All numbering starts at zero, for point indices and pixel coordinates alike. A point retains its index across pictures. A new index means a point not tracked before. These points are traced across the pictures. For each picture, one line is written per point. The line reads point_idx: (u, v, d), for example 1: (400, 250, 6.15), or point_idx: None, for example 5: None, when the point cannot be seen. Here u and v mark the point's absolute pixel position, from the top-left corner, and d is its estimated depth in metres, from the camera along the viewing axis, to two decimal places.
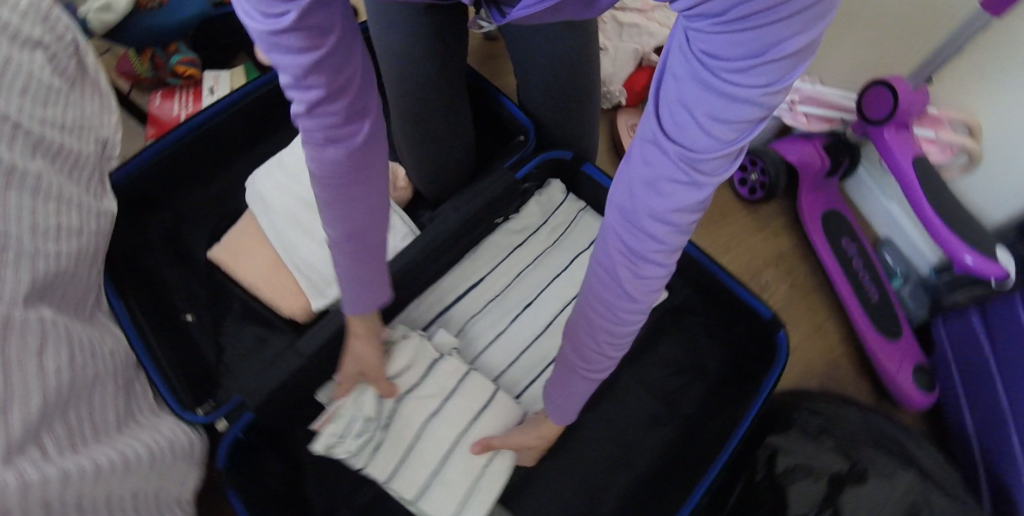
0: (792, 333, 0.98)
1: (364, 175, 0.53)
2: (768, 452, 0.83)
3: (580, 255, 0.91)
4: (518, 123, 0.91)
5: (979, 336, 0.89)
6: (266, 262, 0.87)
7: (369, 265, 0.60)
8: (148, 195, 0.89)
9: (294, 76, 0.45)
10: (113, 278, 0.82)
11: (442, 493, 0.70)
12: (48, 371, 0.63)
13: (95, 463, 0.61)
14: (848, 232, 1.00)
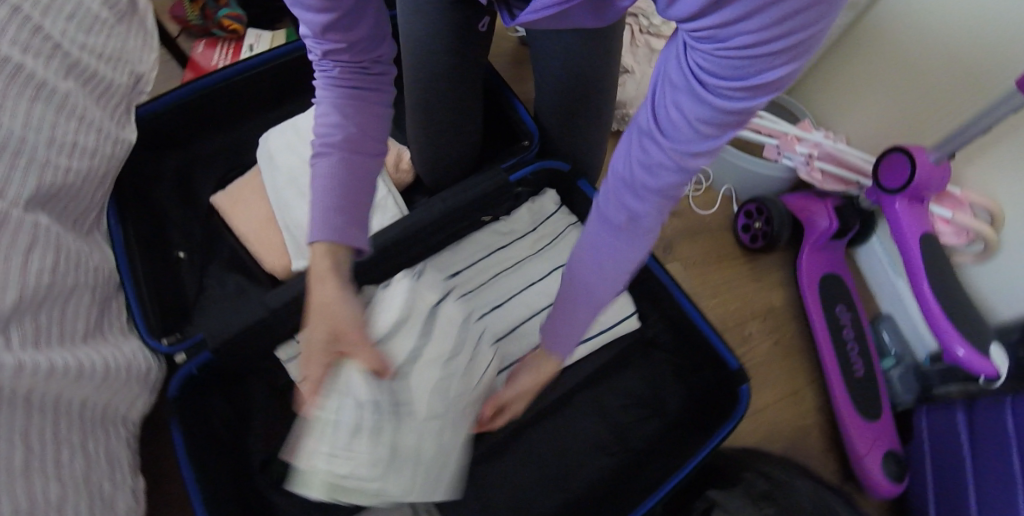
0: (766, 391, 0.94)
1: (364, 121, 0.58)
2: (706, 505, 0.78)
3: (560, 267, 0.90)
4: (525, 128, 0.93)
5: (960, 433, 0.84)
6: (260, 215, 0.91)
7: (352, 205, 0.58)
8: (169, 132, 0.95)
9: (311, 29, 0.52)
10: (118, 202, 0.87)
11: None
12: (29, 270, 0.68)
13: (50, 364, 0.65)
14: (845, 300, 0.96)
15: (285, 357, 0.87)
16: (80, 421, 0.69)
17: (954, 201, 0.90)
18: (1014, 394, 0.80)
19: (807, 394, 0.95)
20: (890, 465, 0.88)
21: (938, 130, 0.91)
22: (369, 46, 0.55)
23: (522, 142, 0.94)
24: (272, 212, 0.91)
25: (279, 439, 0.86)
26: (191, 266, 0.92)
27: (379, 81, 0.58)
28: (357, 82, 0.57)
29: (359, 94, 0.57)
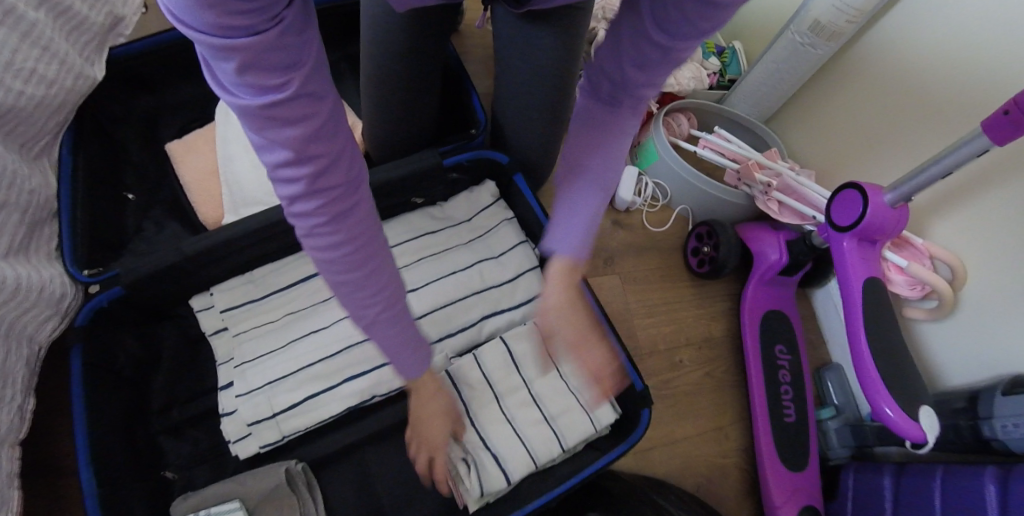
0: (688, 423, 0.89)
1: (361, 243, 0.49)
2: None
3: (481, 261, 0.91)
4: (476, 117, 0.94)
5: (884, 499, 0.77)
6: (206, 167, 0.93)
7: (402, 329, 0.57)
8: (137, 75, 0.99)
9: (289, 156, 0.41)
10: (76, 133, 0.90)
11: (262, 400, 0.83)
12: None
13: None
14: (785, 340, 0.91)
15: (199, 307, 0.89)
16: None
17: (913, 254, 0.84)
18: (945, 467, 0.73)
19: (731, 433, 0.89)
20: None
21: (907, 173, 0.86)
22: (346, 165, 0.46)
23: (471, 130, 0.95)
24: (217, 165, 0.93)
25: (183, 385, 0.87)
26: (135, 207, 0.95)
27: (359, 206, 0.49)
28: (354, 220, 0.48)
29: (352, 224, 0.48)
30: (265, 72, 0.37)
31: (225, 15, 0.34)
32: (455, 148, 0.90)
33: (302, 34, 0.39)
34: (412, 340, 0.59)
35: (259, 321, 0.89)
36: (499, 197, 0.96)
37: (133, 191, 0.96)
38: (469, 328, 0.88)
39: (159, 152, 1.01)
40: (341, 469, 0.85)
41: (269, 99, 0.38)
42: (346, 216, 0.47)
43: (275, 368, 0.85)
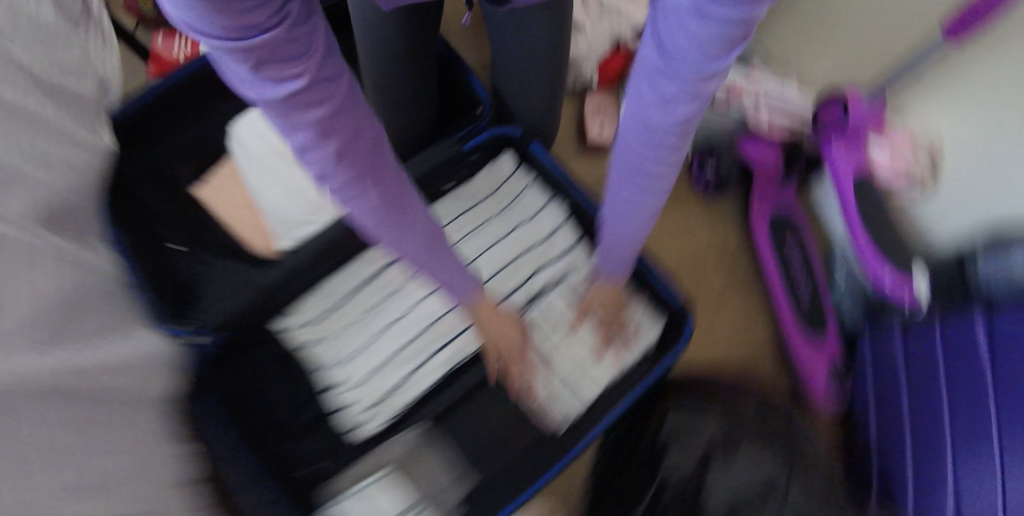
0: (725, 321, 1.04)
1: (380, 187, 0.51)
2: (661, 412, 0.95)
3: (516, 228, 1.06)
4: (479, 97, 1.05)
5: (896, 352, 0.89)
6: (240, 201, 1.08)
7: (424, 239, 0.64)
8: (143, 131, 1.08)
9: (313, 131, 0.40)
10: (113, 205, 0.99)
11: (365, 391, 0.99)
12: (44, 280, 0.74)
13: (83, 365, 0.73)
14: (793, 231, 1.06)
15: (280, 327, 1.00)
16: (111, 406, 0.77)
17: (902, 139, 0.94)
18: (941, 313, 0.84)
19: (763, 322, 1.04)
20: (833, 380, 0.96)
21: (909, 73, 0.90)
22: (364, 118, 0.45)
23: (477, 109, 1.07)
24: (250, 199, 1.08)
25: (287, 396, 0.99)
26: (189, 257, 1.02)
27: (376, 150, 0.48)
28: (378, 173, 0.50)
29: (372, 168, 0.49)
30: (280, 63, 0.34)
31: (239, 17, 0.30)
32: (467, 133, 1.04)
33: (311, 18, 0.34)
34: (432, 244, 0.66)
35: (344, 321, 1.02)
36: (518, 165, 1.07)
37: (177, 241, 1.03)
38: (521, 287, 1.04)
39: (188, 198, 1.09)
40: (443, 430, 0.99)
41: (287, 91, 0.36)
42: (368, 165, 0.48)
43: (375, 358, 1.00)
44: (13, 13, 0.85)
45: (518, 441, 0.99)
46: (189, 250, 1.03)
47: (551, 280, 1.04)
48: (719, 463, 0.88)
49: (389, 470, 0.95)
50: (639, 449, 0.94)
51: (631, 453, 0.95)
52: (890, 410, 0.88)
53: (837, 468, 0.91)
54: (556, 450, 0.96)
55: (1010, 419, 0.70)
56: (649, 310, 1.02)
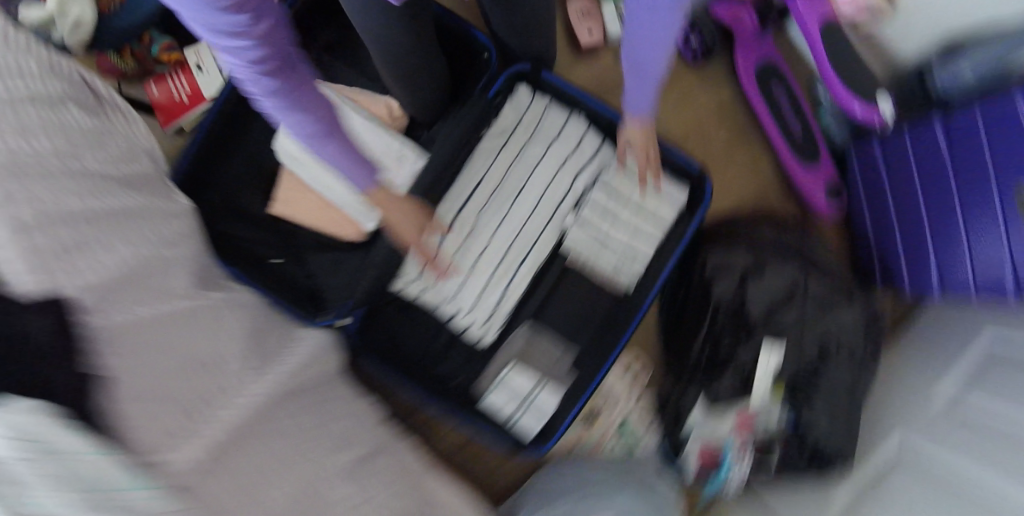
0: (733, 168, 1.32)
1: (281, 82, 0.69)
2: (703, 259, 1.22)
3: (549, 147, 1.30)
4: (482, 43, 1.27)
5: (877, 158, 1.18)
6: (318, 204, 1.32)
7: (318, 122, 0.82)
8: (205, 177, 1.36)
9: (235, 33, 0.59)
10: (225, 257, 1.31)
11: (478, 312, 1.29)
12: (229, 325, 1.06)
13: (288, 370, 1.07)
14: (776, 76, 1.29)
15: (399, 287, 1.28)
16: (314, 390, 1.11)
17: None
18: (909, 124, 1.13)
19: (762, 158, 1.32)
20: (831, 193, 1.25)
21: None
22: (277, 32, 0.63)
23: (484, 54, 1.29)
24: (324, 199, 1.32)
25: (421, 337, 1.30)
26: (292, 262, 1.34)
27: (284, 54, 0.67)
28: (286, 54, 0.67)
29: (279, 68, 0.67)
30: None
31: None
32: (486, 82, 1.28)
33: None
34: (326, 130, 0.85)
35: (440, 270, 1.28)
36: (535, 92, 1.29)
37: (277, 255, 1.34)
38: (569, 193, 1.30)
39: (276, 220, 1.36)
40: (545, 318, 1.31)
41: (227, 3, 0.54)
42: (277, 66, 0.67)
43: (475, 291, 1.29)
44: (66, 133, 1.06)
45: (597, 313, 1.29)
46: (287, 261, 1.34)
47: (590, 179, 1.29)
48: (754, 283, 1.17)
49: (513, 364, 1.28)
50: (693, 290, 1.23)
51: (685, 297, 1.25)
52: (878, 202, 1.18)
53: (841, 260, 1.23)
54: (628, 313, 1.26)
55: (970, 202, 1.02)
56: (676, 181, 1.27)
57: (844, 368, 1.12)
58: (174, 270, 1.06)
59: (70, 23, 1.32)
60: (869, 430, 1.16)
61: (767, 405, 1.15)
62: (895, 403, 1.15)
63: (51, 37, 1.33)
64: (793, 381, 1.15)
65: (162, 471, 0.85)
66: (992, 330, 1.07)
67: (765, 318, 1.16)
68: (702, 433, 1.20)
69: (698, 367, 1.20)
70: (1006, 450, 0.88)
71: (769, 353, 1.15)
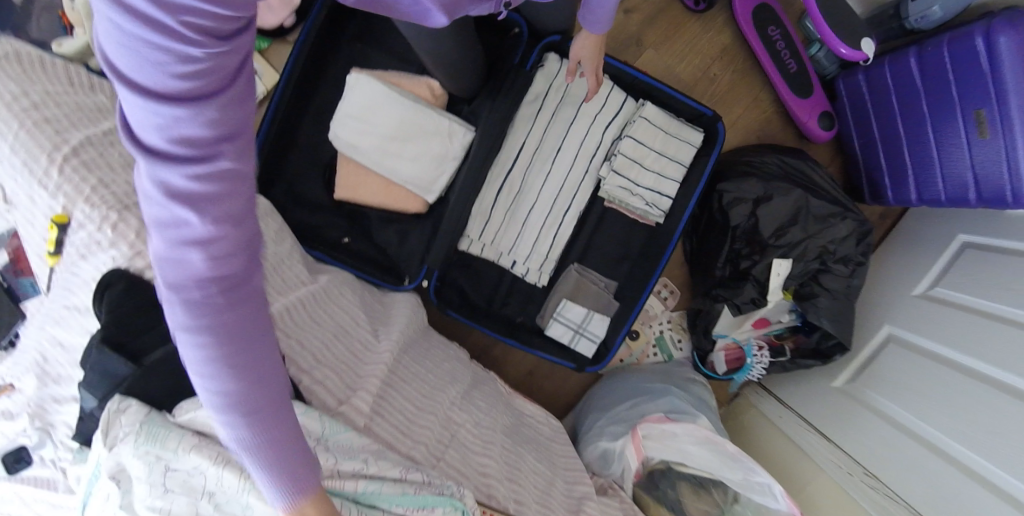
0: (740, 107, 1.52)
1: (232, 286, 0.58)
2: (719, 193, 1.45)
3: (579, 107, 1.50)
4: (514, 22, 1.46)
5: (861, 88, 1.39)
6: (384, 188, 1.49)
7: (239, 357, 0.60)
8: (272, 173, 1.52)
9: (172, 141, 0.52)
10: (311, 244, 1.51)
11: (535, 257, 1.54)
12: (340, 309, 1.33)
13: (395, 338, 1.35)
14: (773, 21, 1.43)
15: (466, 246, 1.55)
16: (414, 345, 1.41)
17: None
18: (887, 57, 1.32)
19: (763, 95, 1.51)
20: (824, 121, 1.45)
21: None
22: (227, 196, 0.55)
23: (515, 29, 1.48)
24: (388, 181, 1.49)
25: (483, 285, 1.59)
26: (360, 239, 1.55)
27: (238, 253, 0.57)
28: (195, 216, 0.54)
29: (229, 255, 0.57)
30: (223, 62, 0.52)
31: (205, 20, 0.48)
32: (521, 56, 1.47)
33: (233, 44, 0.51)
34: (251, 375, 0.61)
35: (497, 227, 1.54)
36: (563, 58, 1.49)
37: (346, 234, 1.54)
38: (600, 146, 1.52)
39: (343, 205, 1.54)
40: (587, 257, 1.60)
41: (174, 64, 0.49)
42: (222, 250, 0.56)
43: (530, 239, 1.54)
44: None
45: (633, 243, 1.58)
46: (355, 239, 1.55)
47: (617, 131, 1.52)
48: (765, 210, 1.39)
49: (566, 300, 1.55)
50: (715, 218, 1.47)
51: (709, 225, 1.50)
52: (864, 124, 1.41)
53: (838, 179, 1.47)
54: (659, 245, 1.53)
55: (938, 124, 1.24)
56: (691, 126, 1.50)
57: (841, 274, 1.39)
58: (288, 263, 1.33)
59: None
60: (864, 313, 1.46)
61: (779, 308, 1.49)
62: (885, 289, 1.43)
63: (90, 63, 1.42)
64: (800, 289, 1.43)
65: (349, 418, 1.15)
66: (962, 231, 1.31)
67: (774, 236, 1.39)
68: (728, 337, 1.52)
69: (721, 280, 1.47)
70: (962, 337, 1.18)
71: (779, 266, 1.39)
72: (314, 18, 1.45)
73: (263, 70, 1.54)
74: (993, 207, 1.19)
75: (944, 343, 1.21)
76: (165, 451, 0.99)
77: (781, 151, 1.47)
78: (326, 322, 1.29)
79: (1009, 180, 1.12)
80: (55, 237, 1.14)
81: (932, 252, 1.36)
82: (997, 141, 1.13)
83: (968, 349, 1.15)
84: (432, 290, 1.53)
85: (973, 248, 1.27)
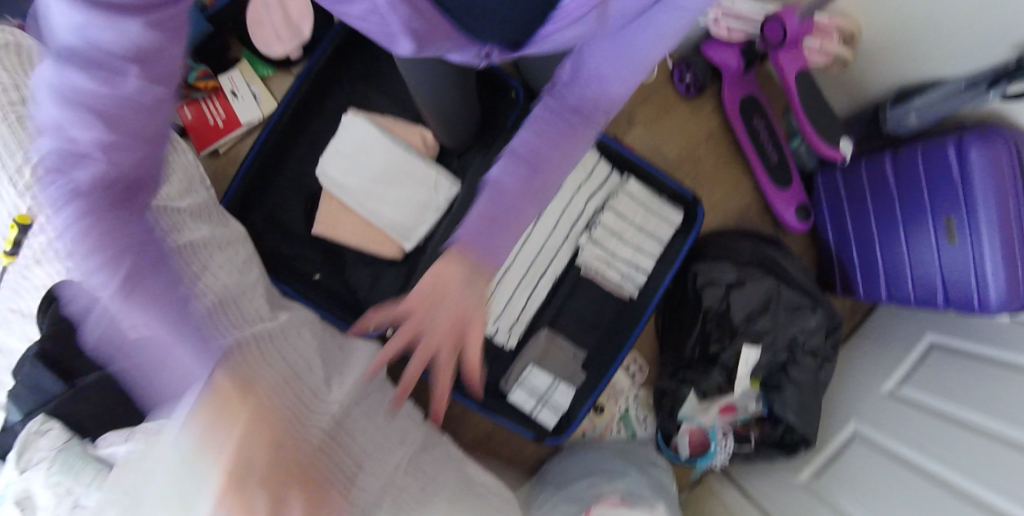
0: (721, 189, 1.55)
1: (139, 170, 0.57)
2: (693, 274, 1.45)
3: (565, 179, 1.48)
4: (512, 85, 1.51)
5: (838, 185, 1.42)
6: (362, 228, 1.49)
7: (136, 290, 0.59)
8: (250, 200, 1.51)
9: (81, 51, 0.45)
10: (279, 278, 1.49)
11: (507, 317, 1.51)
12: (299, 349, 1.28)
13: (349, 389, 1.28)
14: (759, 112, 1.48)
15: None
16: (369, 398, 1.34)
17: (827, 32, 1.30)
18: (863, 158, 1.36)
19: (744, 181, 1.55)
20: (800, 214, 1.47)
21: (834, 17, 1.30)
22: (132, 107, 0.51)
23: (511, 93, 1.53)
24: (368, 222, 1.49)
25: None
26: (332, 279, 1.52)
27: (145, 144, 0.56)
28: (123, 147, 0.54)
29: (133, 148, 0.54)
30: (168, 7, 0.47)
31: None
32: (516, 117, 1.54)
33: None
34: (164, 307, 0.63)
35: None
36: None
37: (316, 272, 1.52)
38: (580, 215, 1.52)
39: (319, 240, 1.53)
40: (563, 323, 1.57)
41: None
42: (124, 144, 0.53)
43: (504, 300, 1.49)
44: None
45: (608, 309, 1.57)
46: (327, 275, 1.52)
47: (599, 204, 1.52)
48: (738, 294, 1.39)
49: (533, 365, 1.50)
50: (686, 296, 1.46)
51: (681, 303, 1.48)
52: (840, 219, 1.43)
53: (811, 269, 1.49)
54: (629, 317, 1.56)
55: (910, 227, 1.26)
56: (670, 204, 1.52)
57: (809, 367, 1.38)
58: (249, 295, 1.29)
59: None
60: (829, 409, 1.43)
61: (746, 395, 1.44)
62: (853, 388, 1.40)
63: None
64: (766, 378, 1.43)
65: None
66: (928, 330, 1.32)
67: (744, 322, 1.39)
68: (693, 420, 1.47)
69: (689, 361, 1.44)
70: (921, 438, 1.16)
71: (747, 354, 1.39)
72: (317, 58, 1.51)
73: (261, 96, 1.54)
74: (960, 312, 1.22)
75: (908, 444, 1.17)
76: (79, 484, 0.90)
77: (758, 238, 1.48)
78: (280, 364, 1.20)
79: (976, 289, 1.15)
80: (15, 237, 1.08)
81: (897, 351, 1.37)
82: (966, 249, 1.16)
83: (926, 450, 1.13)
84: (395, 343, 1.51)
85: (939, 350, 1.27)
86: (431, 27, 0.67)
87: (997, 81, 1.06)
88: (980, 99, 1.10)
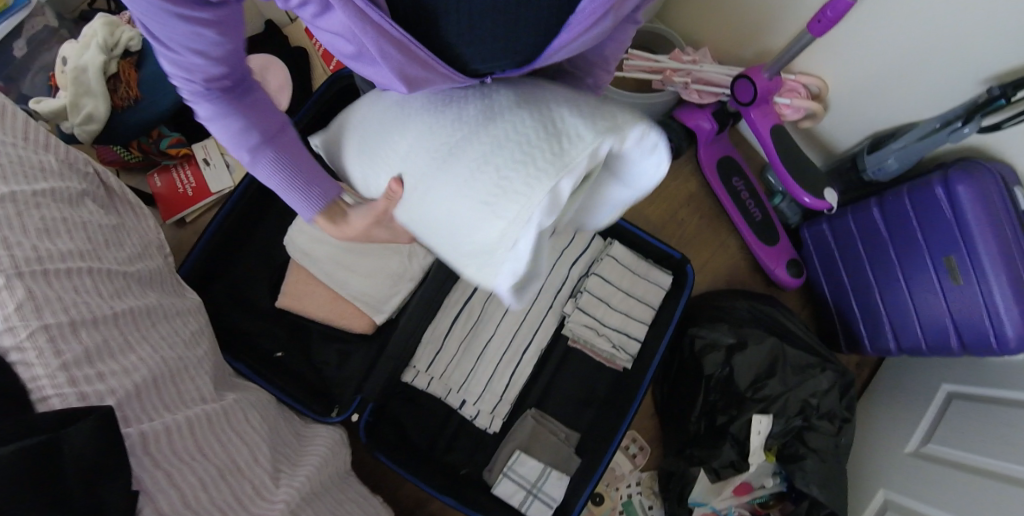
0: (706, 251, 1.51)
1: (259, 111, 0.71)
2: (691, 337, 1.35)
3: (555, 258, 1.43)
4: None
5: (827, 235, 1.39)
6: (328, 298, 1.37)
7: (290, 174, 0.74)
8: (213, 272, 1.40)
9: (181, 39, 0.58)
10: (236, 355, 1.33)
11: (489, 395, 1.40)
12: (249, 432, 1.09)
13: (303, 485, 1.08)
14: (738, 172, 1.49)
15: (409, 377, 1.40)
16: (326, 498, 1.14)
17: (793, 88, 1.35)
18: (851, 206, 1.33)
19: (729, 241, 1.51)
20: (791, 269, 1.43)
21: (797, 74, 1.36)
22: (236, 69, 0.66)
23: None
24: (333, 293, 1.38)
25: (425, 423, 1.42)
26: (292, 357, 1.40)
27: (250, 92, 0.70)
28: (240, 53, 0.66)
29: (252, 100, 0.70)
30: None
31: None
32: None
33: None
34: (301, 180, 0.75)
35: (450, 356, 1.41)
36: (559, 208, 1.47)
37: (277, 348, 1.40)
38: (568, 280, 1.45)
39: (285, 314, 1.42)
40: (549, 403, 1.45)
41: None
42: (240, 92, 0.69)
43: (484, 378, 1.41)
44: (93, 238, 1.10)
45: (598, 381, 1.46)
46: (290, 354, 1.40)
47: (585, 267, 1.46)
48: (740, 358, 1.28)
49: (519, 451, 1.36)
50: (688, 360, 1.35)
51: (681, 368, 1.37)
52: (833, 269, 1.39)
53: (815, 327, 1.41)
54: (624, 389, 1.42)
55: (909, 270, 1.22)
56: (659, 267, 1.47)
57: (827, 433, 1.26)
58: (195, 371, 1.12)
59: (81, 116, 1.28)
60: (857, 481, 1.29)
61: (762, 471, 1.32)
62: (877, 455, 1.27)
63: (61, 127, 1.31)
64: (783, 448, 1.29)
65: None
66: (945, 380, 1.23)
67: (752, 388, 1.27)
68: (706, 504, 1.31)
69: (695, 437, 1.31)
70: (958, 498, 1.02)
71: (759, 423, 1.25)
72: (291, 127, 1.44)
73: (235, 165, 1.49)
74: (977, 355, 1.14)
75: (946, 509, 1.02)
76: None
77: (751, 297, 1.41)
78: (219, 454, 1.01)
79: (991, 327, 1.09)
80: None
81: (915, 406, 1.26)
82: (971, 287, 1.11)
83: (965, 511, 0.99)
84: (362, 429, 1.32)
85: (960, 398, 1.18)
86: (420, 68, 0.60)
87: (972, 114, 1.07)
88: (957, 134, 1.11)
